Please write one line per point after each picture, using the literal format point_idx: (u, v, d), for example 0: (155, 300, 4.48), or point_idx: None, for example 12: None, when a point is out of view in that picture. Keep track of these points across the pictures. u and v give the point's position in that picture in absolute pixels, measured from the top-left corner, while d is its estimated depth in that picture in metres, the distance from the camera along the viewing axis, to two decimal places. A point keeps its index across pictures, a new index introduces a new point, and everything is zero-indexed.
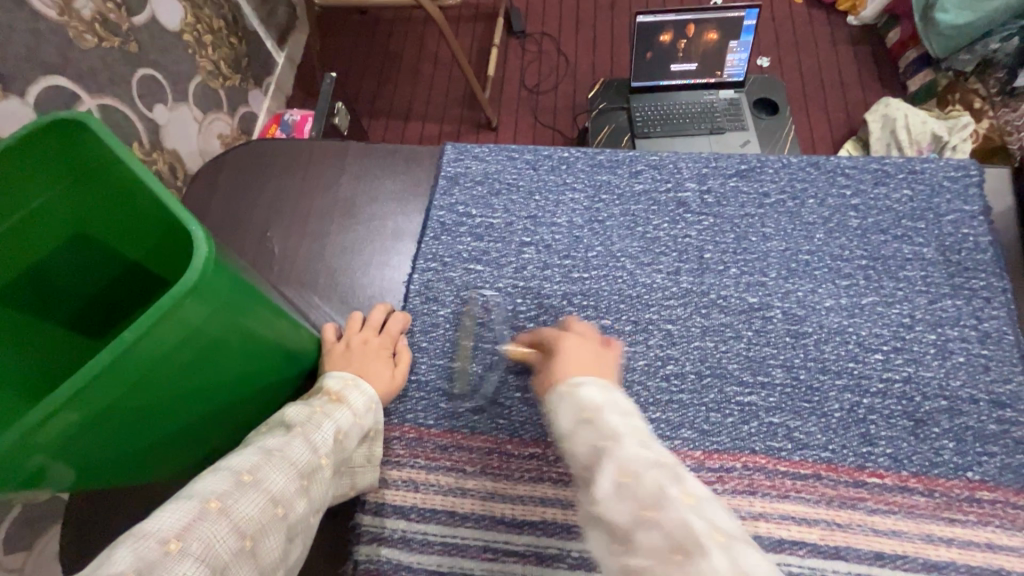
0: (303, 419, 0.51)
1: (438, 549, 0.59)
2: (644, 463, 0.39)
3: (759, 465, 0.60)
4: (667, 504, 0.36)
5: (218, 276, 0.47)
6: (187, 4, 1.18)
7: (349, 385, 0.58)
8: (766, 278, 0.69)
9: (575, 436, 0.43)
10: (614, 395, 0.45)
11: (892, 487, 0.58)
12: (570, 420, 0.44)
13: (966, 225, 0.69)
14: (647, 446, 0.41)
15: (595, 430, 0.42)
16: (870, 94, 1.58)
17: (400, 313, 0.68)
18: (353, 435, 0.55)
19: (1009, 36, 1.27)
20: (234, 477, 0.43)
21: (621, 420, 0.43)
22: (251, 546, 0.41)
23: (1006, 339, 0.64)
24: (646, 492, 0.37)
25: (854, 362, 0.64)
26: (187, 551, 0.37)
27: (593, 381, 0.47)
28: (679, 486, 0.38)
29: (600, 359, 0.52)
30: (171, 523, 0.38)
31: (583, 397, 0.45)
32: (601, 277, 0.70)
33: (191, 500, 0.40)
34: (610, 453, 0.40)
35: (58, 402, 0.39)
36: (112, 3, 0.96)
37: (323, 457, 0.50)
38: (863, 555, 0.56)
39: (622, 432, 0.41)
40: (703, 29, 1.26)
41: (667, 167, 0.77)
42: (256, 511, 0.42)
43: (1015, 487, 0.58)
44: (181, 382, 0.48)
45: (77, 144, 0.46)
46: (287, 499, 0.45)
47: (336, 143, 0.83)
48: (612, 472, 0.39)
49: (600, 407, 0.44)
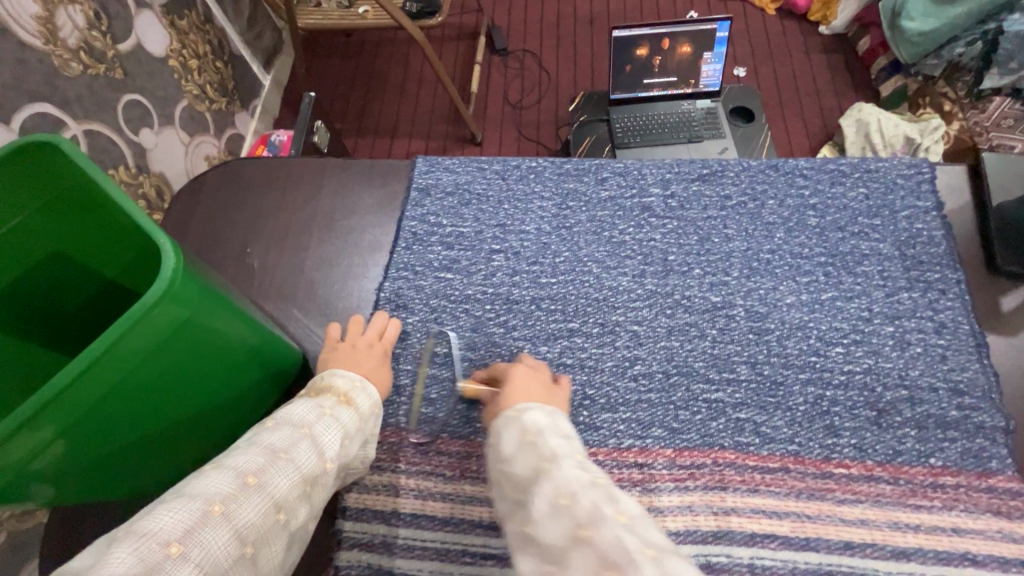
0: (311, 419, 0.52)
1: (417, 554, 0.60)
2: (580, 484, 0.43)
3: (728, 461, 0.61)
4: (601, 522, 0.39)
5: (187, 284, 0.49)
6: (169, 31, 1.21)
7: (358, 387, 0.59)
8: (729, 278, 0.70)
9: (515, 457, 0.48)
10: (555, 421, 0.52)
11: (858, 477, 0.59)
12: (515, 441, 0.50)
13: (920, 220, 0.72)
14: (583, 469, 0.45)
15: (537, 453, 0.47)
16: (842, 100, 1.63)
17: (393, 321, 0.69)
18: (358, 441, 0.55)
19: (972, 41, 1.31)
20: (240, 479, 0.43)
21: (559, 443, 0.48)
22: (251, 554, 0.41)
23: (962, 329, 0.65)
24: (583, 512, 0.40)
25: (817, 357, 0.65)
26: (186, 556, 0.38)
27: (538, 407, 0.53)
28: (613, 506, 0.41)
29: (549, 394, 0.58)
30: (174, 525, 0.39)
31: (526, 421, 0.51)
32: (568, 281, 0.72)
33: (195, 501, 0.41)
34: (550, 473, 0.45)
35: (30, 410, 0.40)
36: (97, 32, 1.00)
37: (327, 463, 0.50)
38: (832, 545, 0.56)
39: (560, 455, 0.46)
40: (676, 43, 1.30)
41: (631, 174, 0.79)
42: (257, 517, 0.43)
43: (977, 471, 0.59)
44: (154, 392, 0.50)
45: (50, 166, 0.48)
46: (290, 506, 0.45)
47: (313, 159, 0.85)
48: (550, 492, 0.43)
49: (540, 432, 0.50)
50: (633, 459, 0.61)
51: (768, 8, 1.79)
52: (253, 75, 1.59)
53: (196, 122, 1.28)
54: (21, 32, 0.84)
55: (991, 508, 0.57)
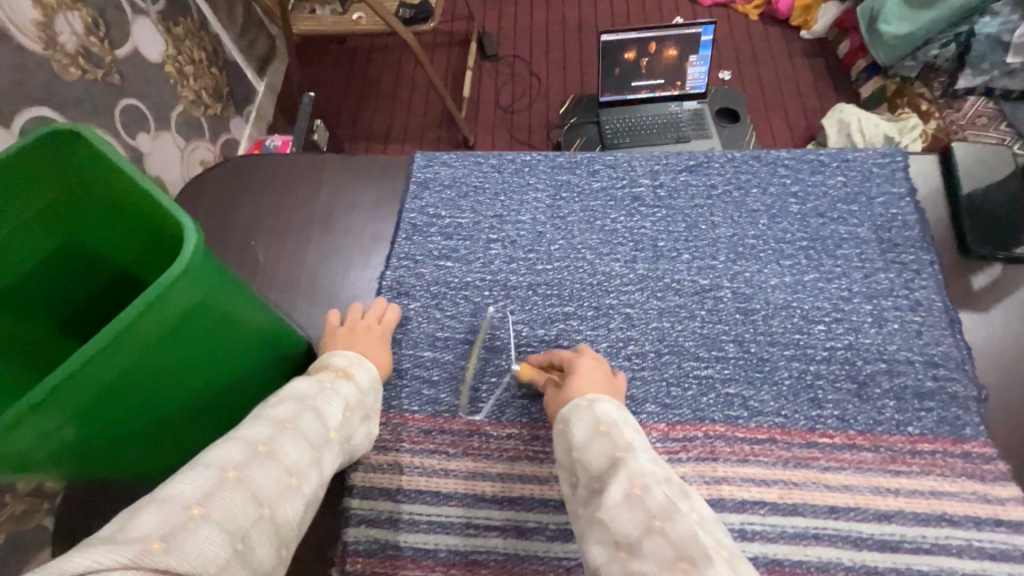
0: (313, 393, 0.54)
1: (423, 528, 0.63)
2: (654, 479, 0.47)
3: (719, 433, 0.64)
4: (676, 517, 0.44)
5: (205, 262, 0.51)
6: (165, 38, 1.24)
7: (357, 363, 0.61)
8: (716, 262, 0.74)
9: (592, 444, 0.52)
10: (625, 415, 0.55)
11: (841, 446, 0.62)
12: (588, 429, 0.53)
13: (895, 205, 0.76)
14: (655, 464, 0.50)
15: (613, 443, 0.51)
16: (823, 101, 1.68)
17: (392, 306, 0.72)
18: (359, 413, 0.58)
19: (947, 44, 1.36)
20: (249, 448, 0.46)
21: (632, 436, 0.52)
22: (269, 514, 0.43)
23: (936, 306, 0.69)
24: (656, 505, 0.45)
25: (801, 334, 0.68)
26: (208, 516, 0.40)
27: (608, 399, 0.57)
28: (687, 504, 0.46)
29: (613, 388, 0.61)
30: (192, 491, 0.41)
31: (599, 412, 0.54)
32: (563, 267, 0.75)
33: (210, 469, 0.43)
34: (625, 463, 0.49)
35: (54, 383, 0.42)
36: (95, 38, 1.02)
37: (331, 431, 0.53)
38: (818, 509, 0.59)
39: (635, 448, 0.51)
40: (662, 47, 1.34)
41: (622, 166, 0.82)
42: (271, 480, 0.45)
43: (953, 438, 0.62)
44: (168, 370, 0.52)
45: (72, 153, 0.50)
46: (302, 471, 0.48)
47: (314, 156, 0.88)
48: (625, 482, 0.47)
49: (614, 423, 0.53)
50: None
51: (750, 14, 1.85)
52: (247, 81, 1.62)
53: (193, 127, 1.30)
54: (20, 38, 0.87)
55: (966, 471, 0.60)
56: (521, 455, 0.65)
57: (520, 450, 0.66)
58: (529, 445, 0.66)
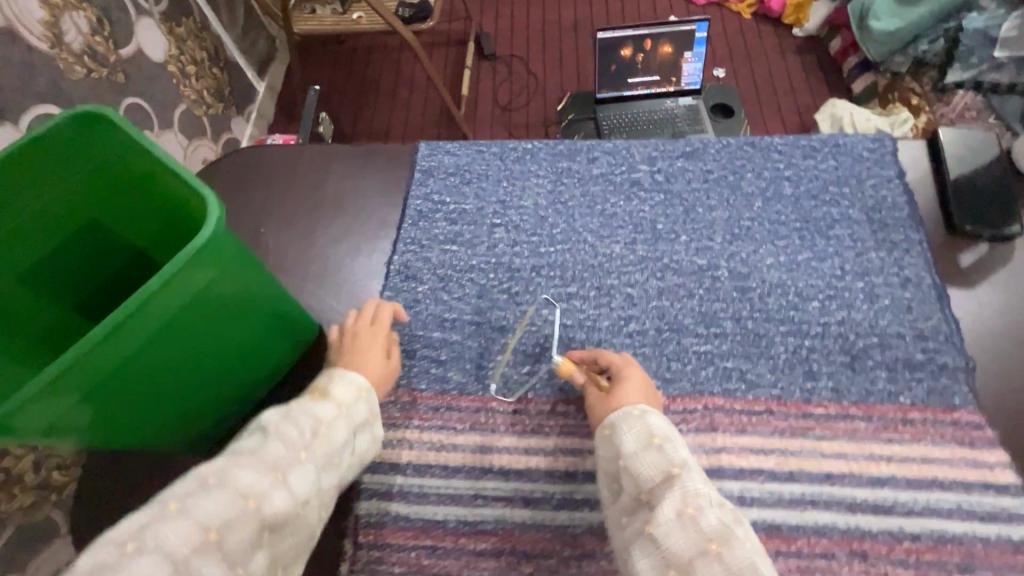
0: (276, 417, 0.52)
1: (433, 500, 0.65)
2: (708, 502, 0.47)
3: (718, 405, 0.66)
4: (733, 543, 0.44)
5: (224, 241, 0.52)
6: (168, 38, 1.26)
7: (335, 379, 0.60)
8: (713, 243, 0.76)
9: (642, 456, 0.52)
10: (675, 431, 0.55)
11: (835, 415, 0.65)
12: (639, 440, 0.53)
13: (885, 187, 0.78)
14: (709, 485, 0.50)
15: (667, 458, 0.51)
16: (816, 96, 1.72)
17: (389, 304, 0.71)
18: (339, 430, 0.55)
19: (935, 40, 1.41)
20: (199, 478, 0.44)
21: (684, 453, 0.52)
22: (217, 539, 0.41)
23: (925, 282, 0.71)
24: (710, 527, 0.45)
25: (796, 311, 0.71)
26: (143, 549, 0.38)
27: (658, 413, 0.57)
28: (742, 529, 0.46)
29: (655, 400, 0.62)
30: (131, 526, 0.40)
31: (652, 425, 0.54)
32: (565, 250, 0.77)
33: (153, 503, 0.42)
34: (681, 481, 0.49)
35: (77, 352, 0.44)
36: (99, 37, 1.04)
37: (300, 452, 0.50)
38: (814, 476, 0.62)
39: (690, 466, 0.51)
40: (658, 44, 1.38)
41: (620, 153, 0.85)
42: (221, 506, 0.43)
43: (942, 406, 0.65)
44: (186, 344, 0.54)
45: (98, 133, 0.51)
46: (261, 492, 0.45)
47: (322, 146, 0.90)
48: (678, 501, 0.48)
49: (667, 438, 0.53)
50: None
51: (743, 12, 1.89)
52: (247, 81, 1.64)
53: (195, 126, 1.32)
54: (27, 37, 0.88)
55: (956, 438, 0.63)
56: (528, 429, 0.67)
57: (526, 425, 0.68)
58: (535, 420, 0.68)
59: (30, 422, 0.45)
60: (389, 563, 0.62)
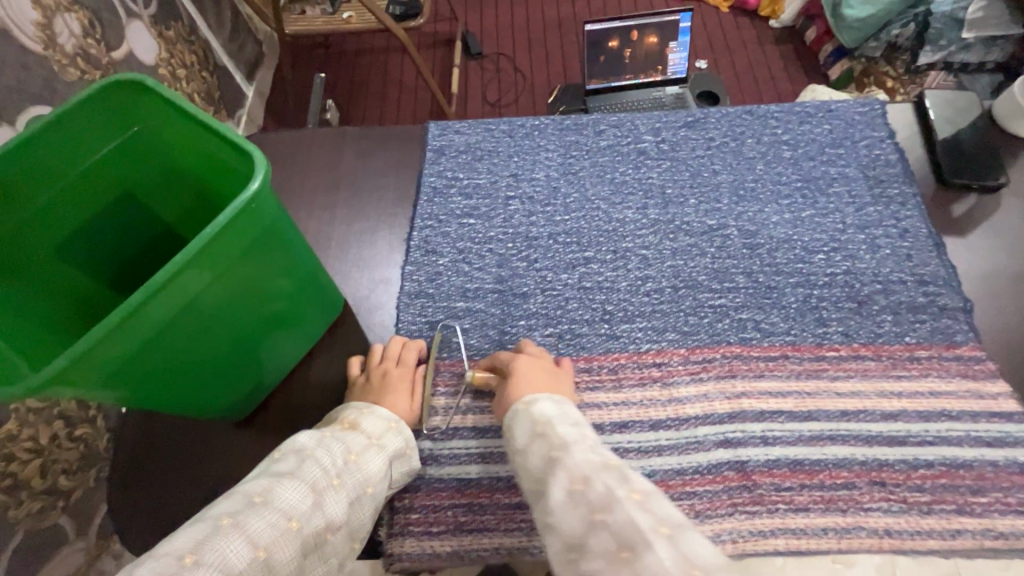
0: (314, 443, 0.54)
1: (464, 460, 0.66)
2: (591, 470, 0.48)
3: (735, 353, 0.69)
4: (613, 505, 0.44)
5: (266, 206, 0.53)
6: (158, 42, 1.26)
7: (365, 413, 0.61)
8: (721, 204, 0.79)
9: (531, 448, 0.54)
10: (564, 409, 0.57)
11: (847, 356, 0.68)
12: (527, 434, 0.55)
13: (877, 147, 0.83)
14: (594, 454, 0.50)
15: (547, 443, 0.53)
16: (796, 82, 1.79)
17: (413, 341, 0.70)
18: (374, 459, 0.56)
19: (906, 24, 1.46)
20: (247, 499, 0.47)
21: (567, 430, 0.54)
22: (264, 558, 0.44)
23: (922, 233, 0.75)
24: (594, 496, 0.45)
25: (804, 264, 0.74)
26: (201, 561, 0.41)
27: (546, 398, 0.59)
28: (626, 486, 0.46)
29: (555, 382, 0.63)
30: (187, 542, 0.42)
31: (536, 412, 0.56)
32: (580, 217, 0.80)
33: (205, 522, 0.44)
34: (561, 462, 0.50)
35: (125, 313, 0.44)
36: (91, 39, 1.01)
37: (334, 478, 0.52)
38: (830, 414, 0.65)
39: (570, 442, 0.52)
40: (644, 35, 1.42)
41: (625, 125, 0.88)
42: (267, 526, 0.45)
43: (946, 343, 0.68)
44: (224, 311, 0.55)
45: (135, 99, 0.53)
46: (303, 514, 0.48)
47: (332, 129, 0.91)
48: (565, 479, 0.48)
49: (549, 422, 0.55)
50: (652, 359, 0.69)
51: (721, 6, 1.95)
52: (236, 85, 1.64)
53: None
54: (21, 37, 0.84)
55: (960, 371, 0.67)
56: None
57: None
58: None
59: (79, 382, 0.45)
60: (427, 523, 0.63)
